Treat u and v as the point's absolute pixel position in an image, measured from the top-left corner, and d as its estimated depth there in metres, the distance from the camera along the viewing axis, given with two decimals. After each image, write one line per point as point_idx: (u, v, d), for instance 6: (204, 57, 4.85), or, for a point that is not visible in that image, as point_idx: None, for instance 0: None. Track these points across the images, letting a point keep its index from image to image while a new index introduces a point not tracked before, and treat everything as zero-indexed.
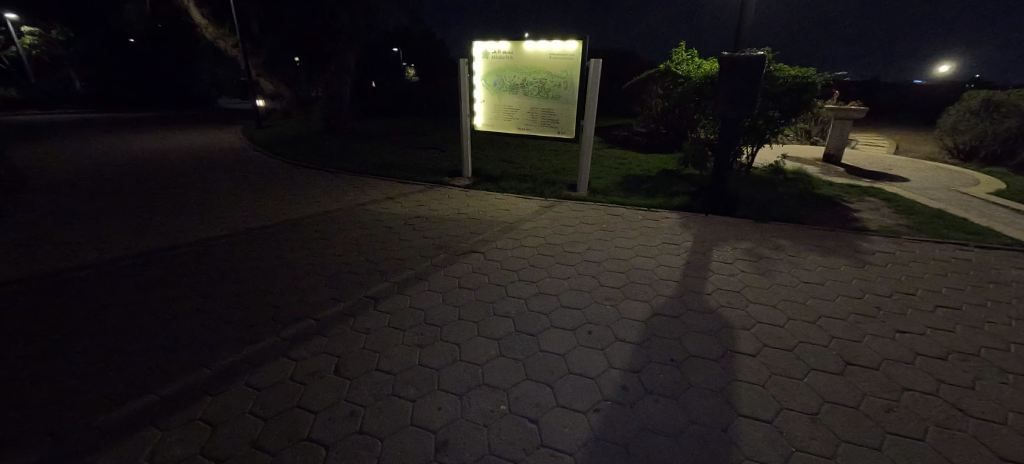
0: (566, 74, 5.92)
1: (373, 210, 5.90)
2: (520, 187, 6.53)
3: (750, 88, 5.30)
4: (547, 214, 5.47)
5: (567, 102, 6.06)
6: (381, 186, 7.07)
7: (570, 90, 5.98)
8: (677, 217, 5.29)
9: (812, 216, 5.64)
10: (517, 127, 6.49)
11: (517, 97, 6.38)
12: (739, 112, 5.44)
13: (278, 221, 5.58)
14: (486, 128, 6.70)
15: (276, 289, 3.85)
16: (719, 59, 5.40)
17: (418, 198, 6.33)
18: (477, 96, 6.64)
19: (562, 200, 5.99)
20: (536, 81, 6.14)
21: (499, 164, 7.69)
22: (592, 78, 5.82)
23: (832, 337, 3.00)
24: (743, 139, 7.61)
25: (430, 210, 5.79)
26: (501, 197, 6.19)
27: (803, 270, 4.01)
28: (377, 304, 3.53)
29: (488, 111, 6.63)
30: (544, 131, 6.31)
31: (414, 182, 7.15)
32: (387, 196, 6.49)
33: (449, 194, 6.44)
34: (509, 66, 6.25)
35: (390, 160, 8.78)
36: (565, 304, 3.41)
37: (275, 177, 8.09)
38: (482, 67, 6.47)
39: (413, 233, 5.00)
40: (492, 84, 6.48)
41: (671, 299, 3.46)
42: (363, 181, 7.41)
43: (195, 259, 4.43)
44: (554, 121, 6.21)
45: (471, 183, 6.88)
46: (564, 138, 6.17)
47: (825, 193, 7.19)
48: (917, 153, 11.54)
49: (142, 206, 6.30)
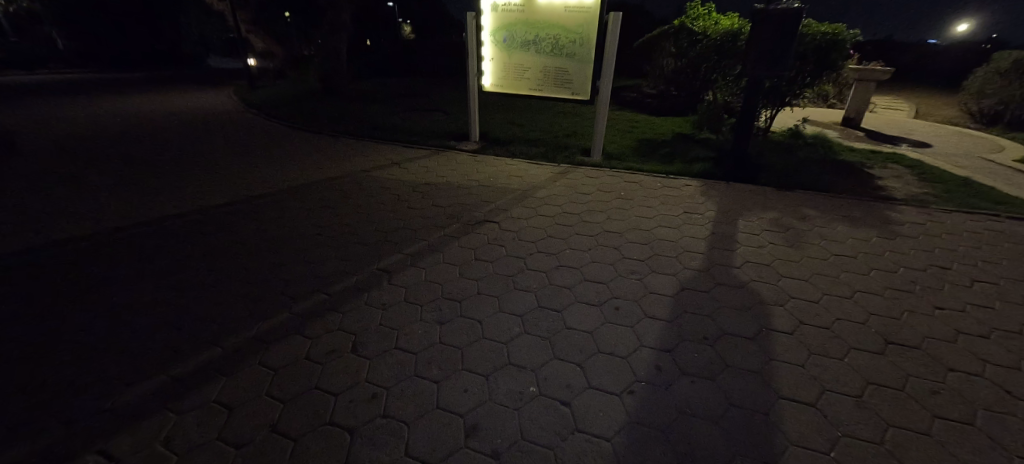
0: (582, 29, 5.48)
1: (378, 177, 5.62)
2: (531, 152, 6.24)
3: (782, 46, 4.91)
4: (561, 181, 5.22)
5: (582, 60, 5.65)
6: (384, 151, 6.74)
7: (585, 48, 5.56)
8: (698, 185, 5.05)
9: (836, 184, 5.39)
10: (528, 88, 6.10)
11: (528, 55, 5.95)
12: (769, 71, 5.06)
13: (279, 188, 5.33)
14: (495, 89, 6.31)
15: (284, 261, 3.68)
16: (751, 12, 4.97)
17: (424, 164, 6.04)
18: (485, 53, 6.20)
19: (577, 166, 5.72)
20: (550, 36, 5.69)
21: (507, 127, 7.33)
22: (610, 34, 5.38)
23: (869, 313, 2.87)
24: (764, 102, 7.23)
25: (439, 176, 5.54)
26: (511, 163, 5.92)
27: (834, 242, 3.82)
28: (390, 277, 3.37)
29: (497, 70, 6.21)
30: (557, 92, 5.94)
31: (419, 146, 6.83)
32: (392, 162, 6.19)
33: (457, 159, 6.16)
34: (520, 20, 5.77)
35: (392, 123, 8.37)
36: (588, 278, 3.25)
37: (272, 141, 7.73)
38: (490, 22, 5.99)
39: (422, 202, 4.76)
40: (501, 40, 6.02)
41: (699, 272, 3.29)
42: (365, 146, 7.08)
43: (196, 230, 4.24)
44: (567, 81, 5.82)
45: (479, 148, 6.58)
46: (579, 100, 5.81)
47: (846, 159, 6.90)
48: (937, 117, 11.10)
49: (134, 173, 6.01)
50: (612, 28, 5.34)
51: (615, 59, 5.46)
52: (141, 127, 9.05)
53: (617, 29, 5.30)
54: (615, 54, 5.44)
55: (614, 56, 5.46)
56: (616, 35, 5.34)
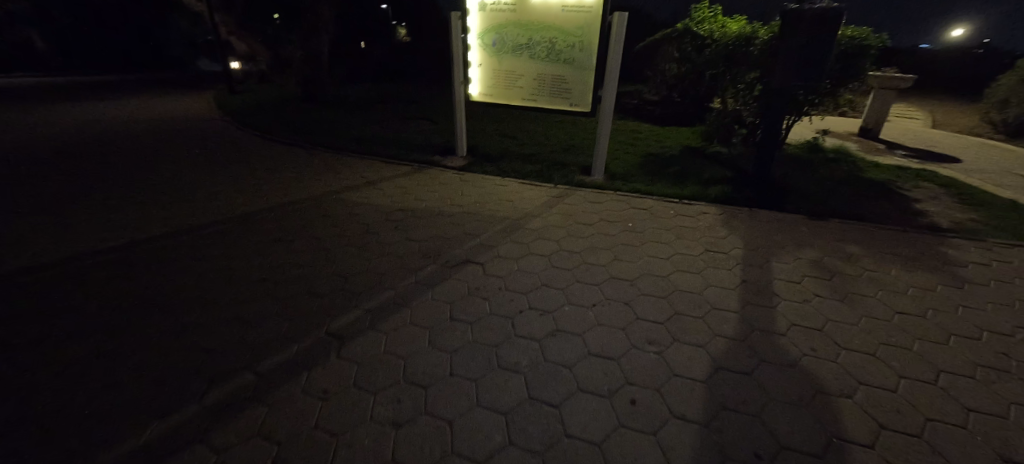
0: (581, 32, 4.76)
1: (347, 200, 4.89)
2: (525, 170, 5.53)
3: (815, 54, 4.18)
4: (559, 207, 4.50)
5: (582, 67, 4.95)
6: (360, 168, 5.99)
7: (585, 53, 4.85)
8: (717, 212, 4.35)
9: (872, 211, 4.71)
10: (521, 97, 5.39)
11: (520, 61, 5.24)
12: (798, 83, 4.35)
13: (231, 215, 4.58)
14: (484, 99, 5.60)
15: (210, 318, 2.91)
16: (781, 13, 4.22)
17: (403, 184, 5.31)
18: (473, 59, 5.49)
19: (576, 187, 5.01)
20: (545, 40, 4.98)
21: (498, 140, 6.63)
22: (614, 38, 4.67)
23: (967, 410, 2.16)
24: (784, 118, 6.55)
25: (418, 200, 4.82)
26: (502, 183, 5.20)
27: (892, 294, 3.13)
28: (340, 348, 2.61)
29: (485, 78, 5.51)
30: (554, 103, 5.23)
31: (399, 162, 6.11)
32: (366, 182, 5.46)
33: (441, 179, 5.44)
34: (511, 21, 5.06)
35: (371, 135, 7.63)
36: (593, 351, 2.52)
37: (238, 154, 6.98)
38: (478, 23, 5.27)
39: (394, 236, 4.02)
40: (489, 43, 5.31)
41: (734, 343, 2.57)
42: (339, 162, 6.35)
43: (115, 272, 3.45)
44: (565, 91, 5.12)
45: (467, 164, 5.87)
46: (578, 112, 5.11)
47: (874, 176, 6.23)
48: (954, 127, 10.48)
49: (69, 191, 5.23)
50: (616, 30, 4.62)
51: (619, 66, 4.76)
52: (99, 135, 8.25)
53: (623, 31, 4.58)
54: (618, 61, 4.74)
55: (618, 62, 4.76)
56: (620, 38, 4.64)
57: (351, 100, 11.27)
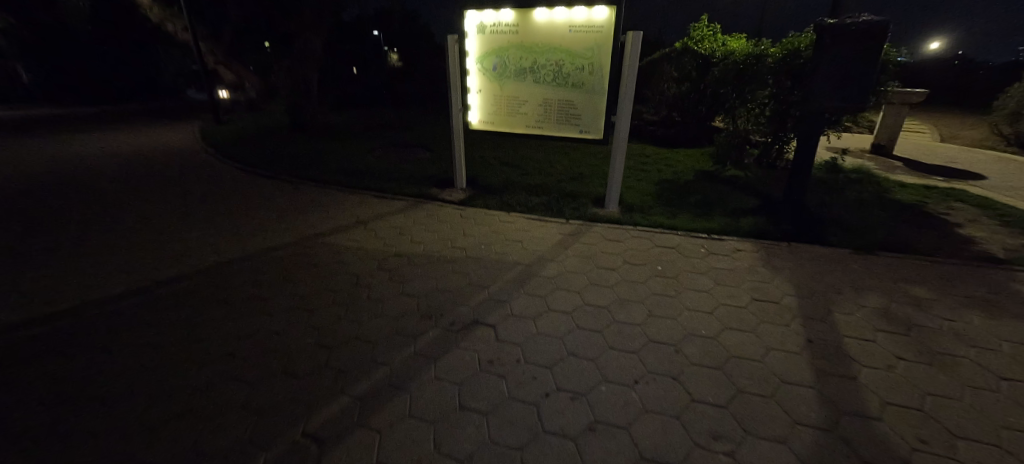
0: (591, 54, 4.35)
1: (335, 245, 4.35)
2: (532, 203, 5.06)
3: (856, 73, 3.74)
4: (574, 247, 3.98)
5: (593, 91, 4.52)
6: (350, 205, 5.48)
7: (596, 76, 4.43)
8: (754, 249, 3.85)
9: (919, 240, 4.24)
10: (525, 125, 4.95)
11: (523, 86, 4.81)
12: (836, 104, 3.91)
13: (201, 268, 4.02)
14: (485, 126, 5.16)
15: (155, 416, 2.30)
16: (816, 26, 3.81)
17: (397, 223, 4.79)
18: (472, 84, 5.06)
19: (590, 222, 4.53)
20: (551, 63, 4.56)
21: (499, 169, 6.17)
22: (627, 59, 4.25)
23: None
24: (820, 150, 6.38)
25: (415, 242, 4.31)
26: (508, 219, 4.71)
27: (989, 353, 2.59)
28: (318, 458, 2.02)
29: (486, 104, 5.08)
30: (562, 130, 4.79)
31: (393, 196, 5.63)
32: (357, 221, 4.93)
33: (440, 216, 4.94)
34: (513, 43, 4.66)
35: (362, 166, 7.16)
36: (646, 456, 1.94)
37: (218, 190, 6.46)
38: (477, 46, 4.86)
39: (387, 290, 3.46)
40: (490, 67, 4.88)
41: (823, 436, 2.01)
42: (328, 197, 5.85)
43: (50, 351, 2.85)
44: (574, 117, 4.68)
45: (468, 198, 5.39)
46: (588, 139, 4.66)
47: (904, 198, 5.80)
48: (962, 139, 10.22)
49: (23, 242, 4.68)
50: (631, 51, 4.20)
51: (634, 90, 4.33)
52: (71, 172, 7.73)
53: (638, 52, 4.17)
54: (633, 84, 4.31)
55: (632, 86, 4.33)
56: (635, 60, 4.22)
57: (343, 128, 10.88)
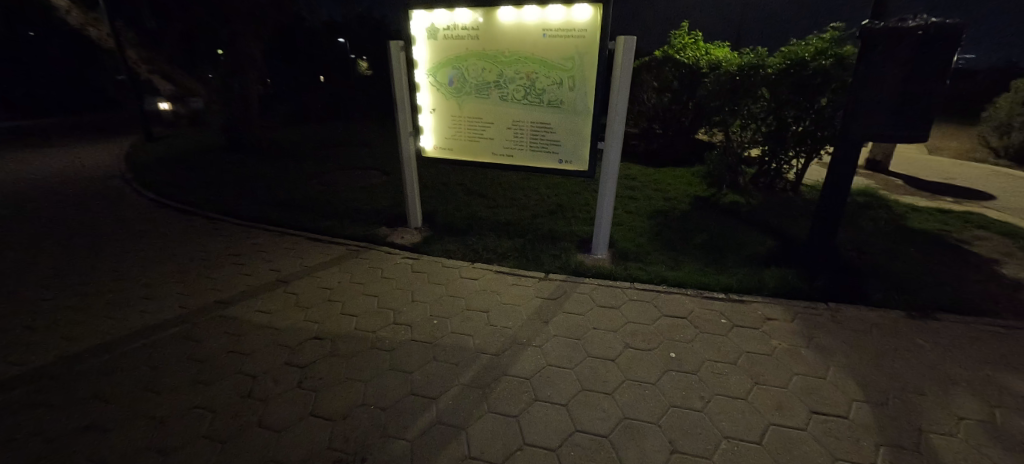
0: (571, 66, 3.41)
1: (237, 320, 3.23)
2: (503, 250, 4.07)
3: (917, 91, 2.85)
4: (556, 321, 2.99)
5: (573, 112, 3.59)
6: (274, 254, 4.36)
7: (578, 93, 3.50)
8: (786, 318, 2.96)
9: (972, 291, 3.46)
10: (491, 152, 3.98)
11: (487, 104, 3.84)
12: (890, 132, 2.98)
13: (29, 364, 2.81)
14: (443, 154, 4.17)
15: None
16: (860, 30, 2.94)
17: (327, 283, 3.70)
18: (425, 102, 4.05)
19: (576, 277, 3.56)
20: (521, 76, 3.60)
21: (464, 202, 5.17)
22: (617, 75, 3.32)
23: None
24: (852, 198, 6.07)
25: (346, 314, 3.24)
26: (471, 274, 3.70)
27: None
28: None
29: (442, 126, 4.08)
30: (536, 159, 3.84)
31: (332, 241, 4.55)
32: (275, 280, 3.82)
33: (385, 269, 3.88)
34: (472, 52, 3.69)
35: (302, 197, 6.04)
36: None
37: (113, 231, 5.22)
38: (429, 55, 3.86)
39: (285, 406, 2.36)
40: (445, 81, 3.89)
41: None
42: (249, 242, 4.70)
43: None
44: (552, 144, 3.74)
45: (424, 241, 4.36)
46: (570, 170, 3.72)
47: (923, 226, 5.11)
48: (949, 152, 9.87)
49: None
50: (621, 63, 3.27)
51: (625, 112, 3.42)
52: None
53: (629, 65, 3.26)
54: (624, 105, 3.40)
55: (622, 107, 3.41)
56: (626, 74, 3.29)
57: (290, 146, 9.65)
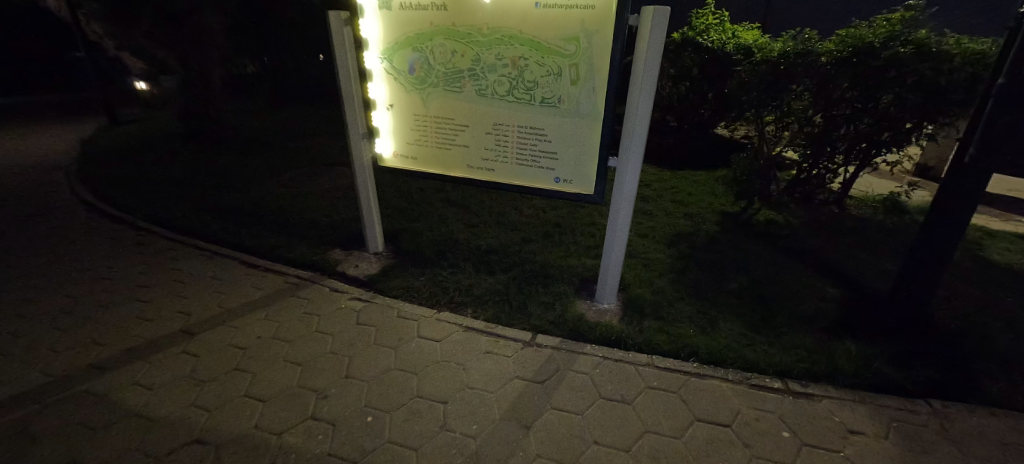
0: (575, 50, 2.38)
1: (99, 403, 2.31)
2: (481, 291, 3.14)
3: None
4: (541, 427, 2.05)
5: (576, 114, 2.56)
6: (192, 288, 3.44)
7: (583, 88, 2.47)
8: (877, 433, 2.01)
9: None
10: (466, 164, 3.00)
11: (460, 100, 2.83)
12: None
13: None
14: (405, 164, 3.20)
15: None
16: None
17: (242, 339, 2.78)
18: (379, 95, 3.03)
19: (574, 342, 2.63)
20: (504, 62, 2.57)
21: (441, 218, 4.22)
22: (639, 67, 2.28)
23: None
24: (916, 214, 4.98)
25: (252, 395, 2.32)
26: (435, 329, 2.78)
27: None
28: None
29: (404, 128, 3.09)
30: (526, 176, 2.85)
31: (271, 270, 3.64)
32: (177, 332, 2.89)
33: (326, 317, 2.97)
34: (439, 28, 2.65)
35: (254, 202, 5.11)
36: None
37: (17, 243, 4.31)
38: (382, 31, 2.81)
39: None
40: (404, 67, 2.87)
41: None
42: (173, 267, 3.80)
43: None
44: (546, 157, 2.75)
45: (384, 273, 3.43)
46: (572, 194, 2.74)
47: (1009, 258, 4.09)
48: None
49: None
50: (647, 48, 2.21)
51: (649, 119, 2.40)
52: None
53: (658, 52, 2.21)
54: (647, 109, 2.37)
55: (645, 112, 2.38)
56: (653, 66, 2.24)
57: (263, 134, 8.67)
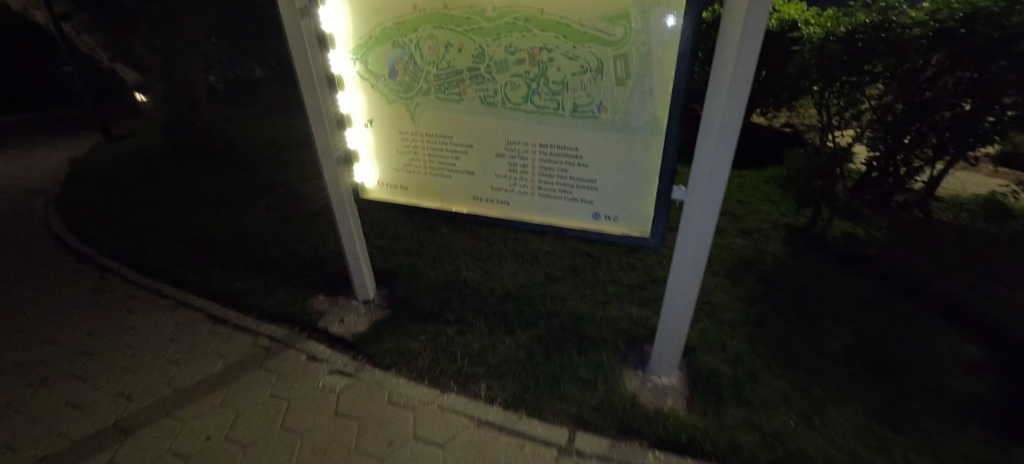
0: (623, 34, 1.58)
1: None
2: (497, 358, 2.40)
3: None
4: None
5: (625, 127, 1.77)
6: (142, 357, 2.80)
7: (635, 89, 1.67)
8: None
9: None
10: (472, 196, 2.26)
11: (458, 112, 2.07)
12: None
13: None
14: (394, 196, 2.47)
15: None
16: None
17: (184, 441, 2.11)
18: (355, 109, 2.30)
19: (628, 447, 1.87)
20: (518, 55, 1.80)
21: (447, 251, 3.50)
22: (725, 61, 1.41)
23: None
24: None
25: None
26: (437, 425, 2.06)
27: None
28: None
29: (388, 149, 2.36)
30: (554, 212, 2.10)
31: (240, 327, 2.98)
32: (108, 428, 2.25)
33: (297, 402, 2.28)
34: (424, 12, 1.87)
35: (235, 231, 4.47)
36: None
37: None
38: (348, 22, 2.06)
39: None
40: (382, 71, 2.11)
41: None
42: (128, 324, 3.18)
43: None
44: (580, 186, 1.98)
45: (374, 330, 2.73)
46: (621, 237, 1.98)
47: None
48: None
49: None
50: (741, 30, 1.33)
51: (735, 141, 1.55)
52: None
53: (760, 36, 1.33)
54: (734, 127, 1.52)
55: (731, 131, 1.53)
56: (747, 59, 1.37)
57: (257, 145, 8.08)
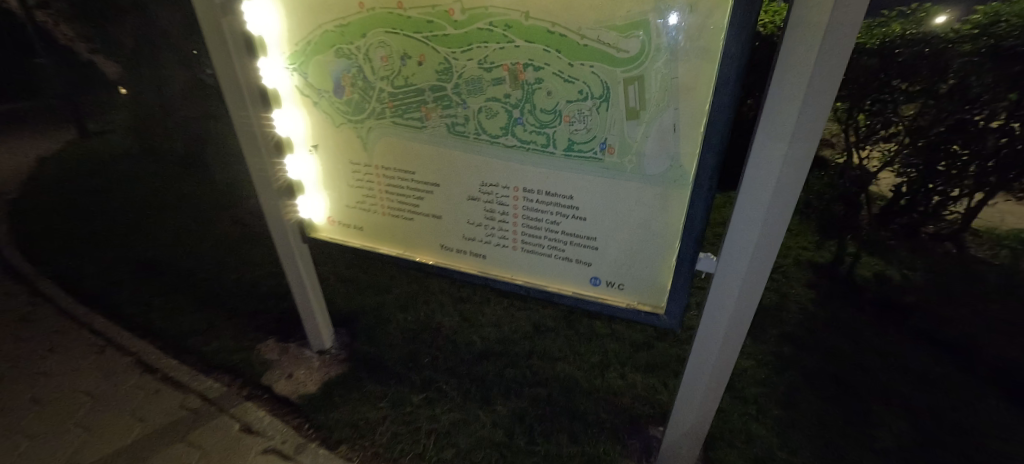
0: (637, 51, 1.12)
1: None
2: (470, 440, 1.95)
3: None
4: None
5: (637, 174, 1.31)
6: (48, 417, 2.34)
7: (652, 126, 1.21)
8: None
9: None
10: (439, 244, 1.81)
11: (421, 142, 1.61)
12: None
13: None
14: (347, 236, 2.02)
15: None
16: None
17: None
18: (296, 131, 1.84)
19: None
20: (496, 74, 1.34)
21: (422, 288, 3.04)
22: (782, 107, 0.94)
23: None
24: None
25: None
26: None
27: None
28: None
29: (338, 182, 1.90)
30: (541, 271, 1.65)
31: (172, 378, 2.52)
32: None
33: None
34: (371, 14, 1.40)
35: (191, 252, 3.99)
36: None
37: None
38: (280, 21, 1.58)
39: None
40: (324, 85, 1.65)
41: None
42: (44, 369, 2.71)
43: None
44: (574, 243, 1.53)
45: (326, 391, 2.27)
46: (625, 310, 1.54)
47: None
48: None
49: None
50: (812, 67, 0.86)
51: (789, 215, 1.10)
52: None
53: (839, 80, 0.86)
54: (791, 193, 1.06)
55: (786, 198, 1.07)
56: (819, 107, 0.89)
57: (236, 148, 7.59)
